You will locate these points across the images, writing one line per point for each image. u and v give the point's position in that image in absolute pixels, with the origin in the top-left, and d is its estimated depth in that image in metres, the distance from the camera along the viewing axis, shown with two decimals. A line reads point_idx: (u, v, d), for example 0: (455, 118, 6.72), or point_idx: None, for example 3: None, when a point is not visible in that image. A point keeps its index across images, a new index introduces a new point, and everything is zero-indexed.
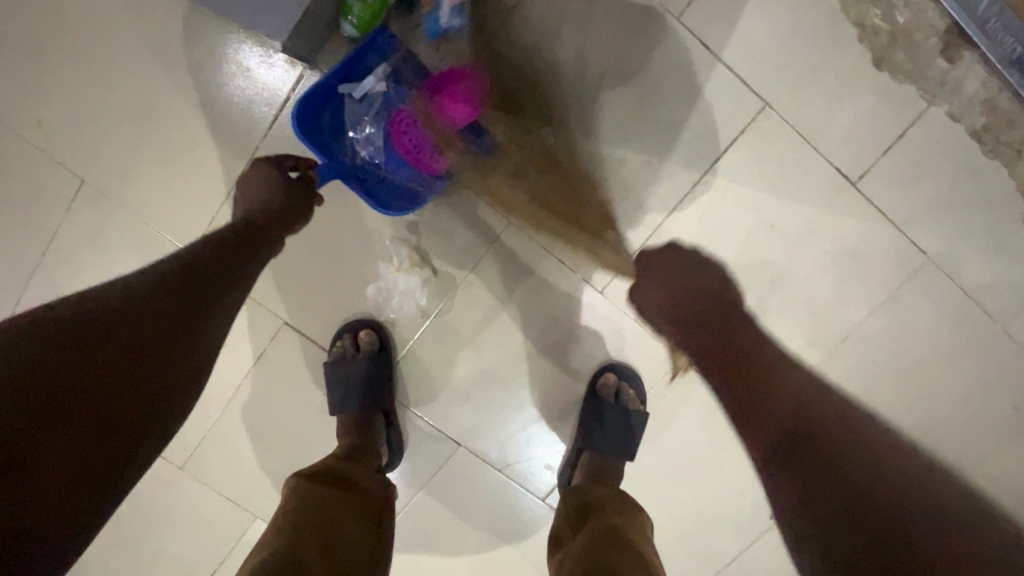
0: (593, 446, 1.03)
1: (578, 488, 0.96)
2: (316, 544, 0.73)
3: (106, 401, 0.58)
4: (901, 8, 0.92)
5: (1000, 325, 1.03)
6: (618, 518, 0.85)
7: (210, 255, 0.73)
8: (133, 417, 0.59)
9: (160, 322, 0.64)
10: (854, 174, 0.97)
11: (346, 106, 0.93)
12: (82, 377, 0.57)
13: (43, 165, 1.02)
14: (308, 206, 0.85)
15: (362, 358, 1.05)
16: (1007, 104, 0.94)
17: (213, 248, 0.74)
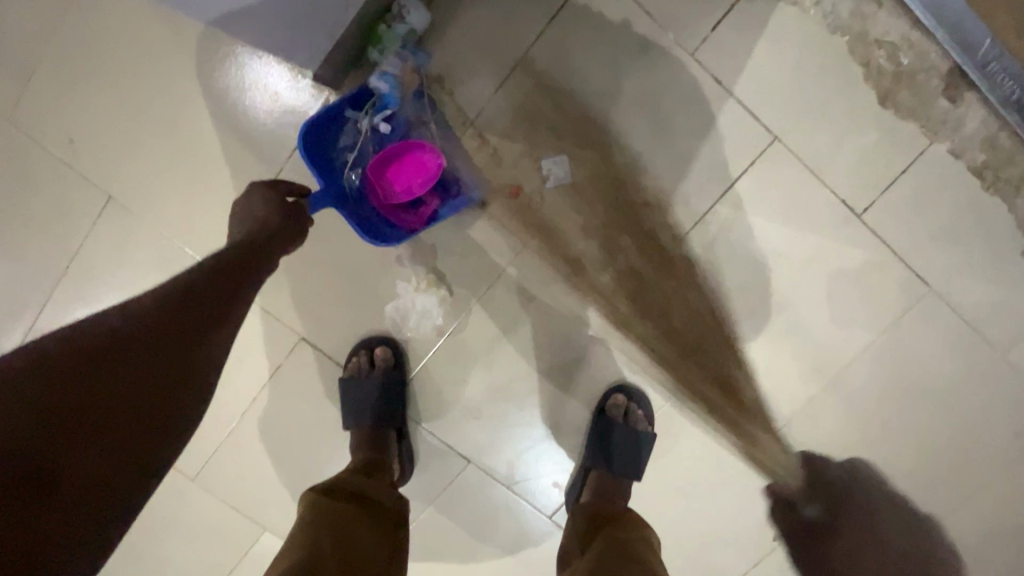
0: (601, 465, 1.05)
1: (586, 505, 0.98)
2: (331, 557, 0.75)
3: (107, 435, 0.59)
4: (905, 48, 0.95)
5: (999, 354, 1.06)
6: (626, 533, 0.87)
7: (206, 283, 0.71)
8: (135, 449, 0.61)
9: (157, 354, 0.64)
10: (859, 206, 1.00)
11: (348, 132, 0.97)
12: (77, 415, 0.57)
13: (71, 181, 1.04)
14: (302, 226, 0.84)
15: (377, 374, 1.07)
16: (1007, 142, 0.98)
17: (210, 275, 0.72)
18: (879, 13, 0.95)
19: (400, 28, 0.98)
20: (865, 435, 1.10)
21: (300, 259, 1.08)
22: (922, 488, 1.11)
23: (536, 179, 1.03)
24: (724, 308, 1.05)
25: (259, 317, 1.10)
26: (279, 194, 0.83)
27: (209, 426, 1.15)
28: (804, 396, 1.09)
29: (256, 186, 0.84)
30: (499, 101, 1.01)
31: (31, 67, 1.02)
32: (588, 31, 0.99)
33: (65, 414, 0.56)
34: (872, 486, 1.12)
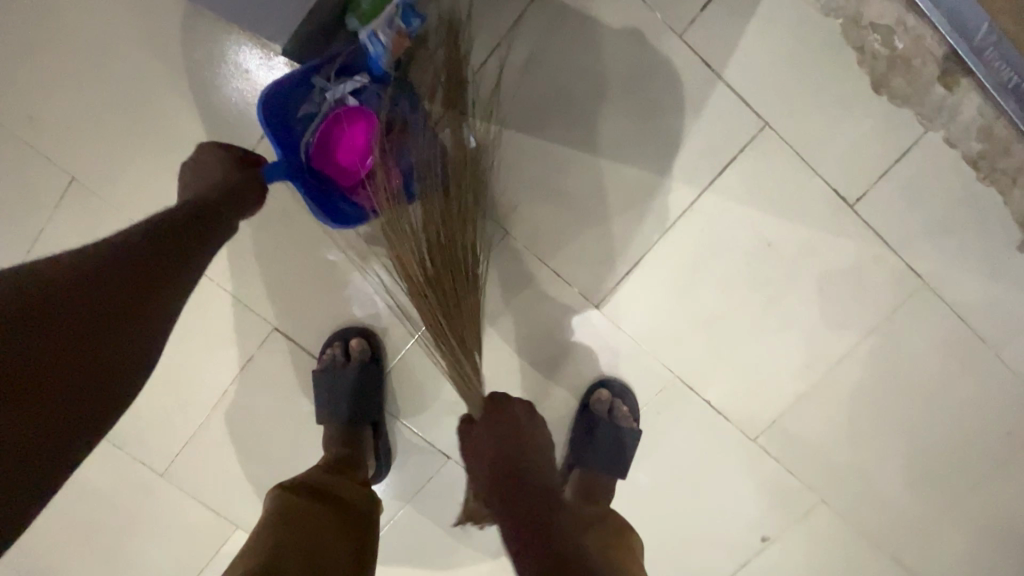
0: (584, 463, 1.02)
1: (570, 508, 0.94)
2: (296, 563, 0.71)
3: (32, 409, 0.54)
4: (899, 32, 0.92)
5: (992, 350, 1.03)
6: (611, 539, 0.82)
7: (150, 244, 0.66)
8: (67, 419, 0.57)
9: (93, 321, 0.59)
10: (852, 196, 0.97)
11: (315, 101, 0.91)
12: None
13: (33, 161, 1.00)
14: (257, 194, 0.82)
15: (352, 366, 1.02)
16: (1002, 131, 0.95)
17: (153, 235, 0.66)
18: None
19: None
20: (856, 433, 1.07)
21: (274, 246, 1.04)
22: (914, 487, 1.09)
23: (520, 166, 0.99)
24: (714, 301, 1.02)
25: (230, 306, 1.06)
26: (240, 164, 0.83)
27: (178, 420, 1.10)
28: (793, 392, 1.06)
29: (209, 147, 0.85)
30: (480, 82, 0.97)
31: None
32: (572, 12, 0.95)
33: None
34: (863, 487, 1.09)
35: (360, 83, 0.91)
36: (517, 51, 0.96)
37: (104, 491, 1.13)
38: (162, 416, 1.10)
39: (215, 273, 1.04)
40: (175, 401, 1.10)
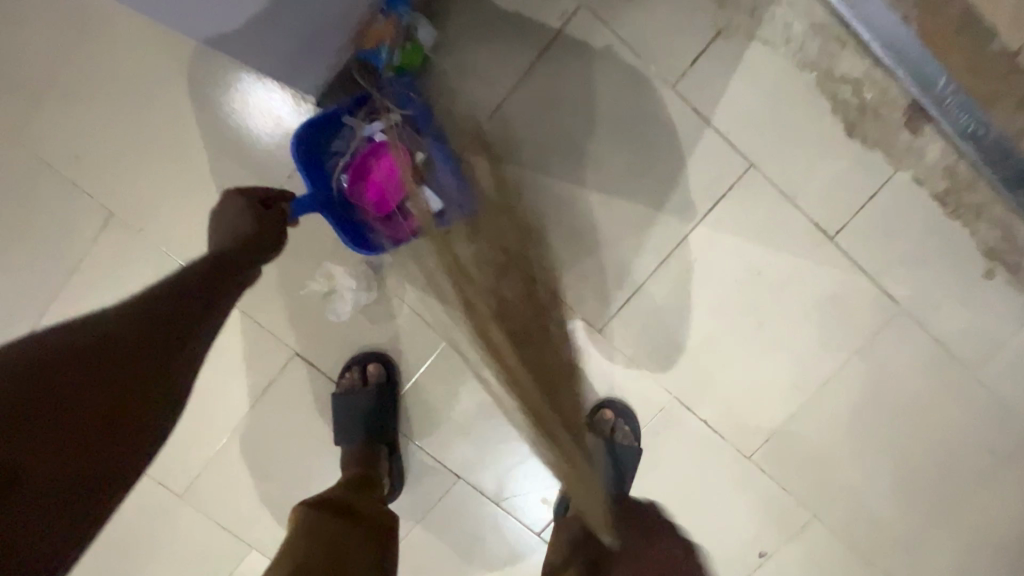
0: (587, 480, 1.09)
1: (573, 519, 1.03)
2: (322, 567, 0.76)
3: (77, 443, 0.57)
4: (870, 84, 1.00)
5: (966, 370, 1.11)
6: None
7: (191, 287, 0.71)
8: (107, 454, 0.59)
9: (145, 348, 0.63)
10: (831, 229, 1.06)
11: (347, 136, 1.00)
12: (42, 423, 0.55)
13: (73, 197, 1.07)
14: (278, 235, 0.85)
15: (370, 389, 1.08)
16: (966, 170, 1.04)
17: (194, 279, 0.72)
18: (845, 51, 0.99)
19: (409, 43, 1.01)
20: (846, 450, 1.13)
21: (297, 276, 1.11)
22: (902, 503, 1.15)
23: (525, 202, 1.08)
24: (708, 326, 1.09)
25: (253, 333, 1.12)
26: (258, 206, 0.85)
27: (199, 442, 1.15)
28: (784, 412, 1.12)
29: (224, 196, 0.86)
30: (493, 127, 1.06)
31: (37, 88, 1.05)
32: (572, 65, 1.04)
33: (34, 412, 0.55)
34: (855, 503, 1.15)
35: (391, 121, 0.99)
36: (522, 99, 1.06)
37: (125, 512, 1.17)
38: (184, 439, 1.15)
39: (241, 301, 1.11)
40: (196, 424, 1.14)
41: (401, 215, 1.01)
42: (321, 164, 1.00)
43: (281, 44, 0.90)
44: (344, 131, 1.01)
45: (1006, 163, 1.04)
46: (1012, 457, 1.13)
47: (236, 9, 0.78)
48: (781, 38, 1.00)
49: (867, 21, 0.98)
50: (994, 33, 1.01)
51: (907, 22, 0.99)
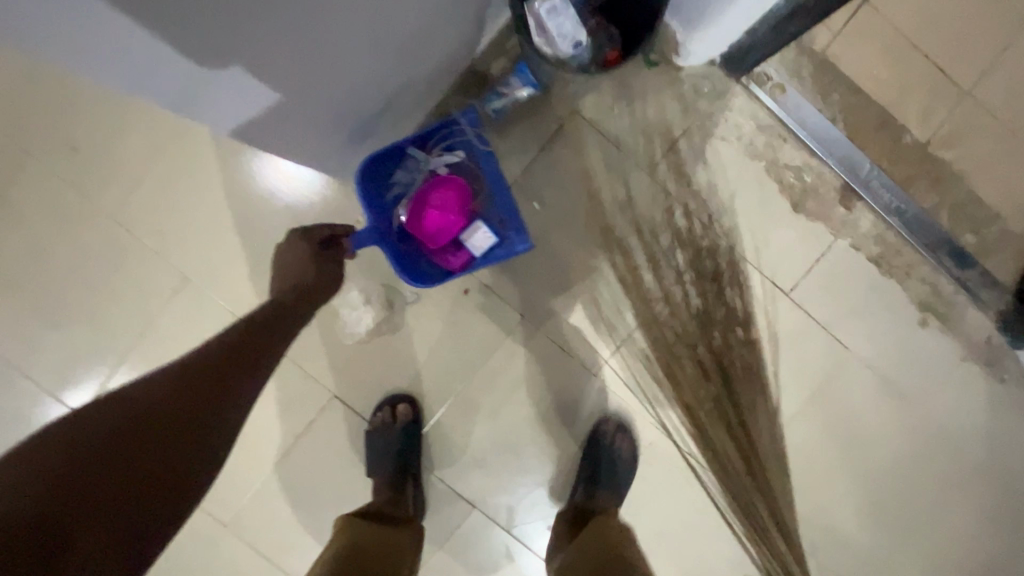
0: (590, 478, 1.24)
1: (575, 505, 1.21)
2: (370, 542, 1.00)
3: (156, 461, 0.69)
4: (808, 171, 1.24)
5: (911, 406, 1.29)
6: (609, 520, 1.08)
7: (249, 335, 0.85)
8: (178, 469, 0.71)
9: (206, 388, 0.76)
10: (787, 287, 1.27)
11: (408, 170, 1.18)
12: (127, 445, 0.67)
13: (156, 265, 1.29)
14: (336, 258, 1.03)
15: (399, 425, 1.25)
16: (893, 238, 1.26)
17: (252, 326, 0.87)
18: (786, 145, 1.23)
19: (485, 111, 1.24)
20: (812, 477, 1.30)
21: (337, 329, 1.30)
22: (864, 525, 1.30)
23: (532, 266, 1.28)
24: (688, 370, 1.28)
25: (299, 378, 1.30)
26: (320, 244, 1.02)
27: (247, 475, 1.31)
28: (757, 444, 1.29)
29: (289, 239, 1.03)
30: None
31: (131, 176, 1.28)
32: (568, 155, 1.26)
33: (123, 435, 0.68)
34: (823, 526, 1.31)
35: (452, 162, 1.20)
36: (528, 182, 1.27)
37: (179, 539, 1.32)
38: (234, 472, 1.31)
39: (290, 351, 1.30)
40: (247, 459, 1.31)
41: (449, 247, 1.18)
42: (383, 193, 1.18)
43: (296, 133, 0.94)
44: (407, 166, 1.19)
45: (927, 231, 1.26)
46: (961, 481, 1.30)
47: (247, 111, 0.79)
48: (735, 135, 1.23)
49: (802, 122, 1.22)
50: (905, 129, 1.25)
51: (835, 122, 1.23)
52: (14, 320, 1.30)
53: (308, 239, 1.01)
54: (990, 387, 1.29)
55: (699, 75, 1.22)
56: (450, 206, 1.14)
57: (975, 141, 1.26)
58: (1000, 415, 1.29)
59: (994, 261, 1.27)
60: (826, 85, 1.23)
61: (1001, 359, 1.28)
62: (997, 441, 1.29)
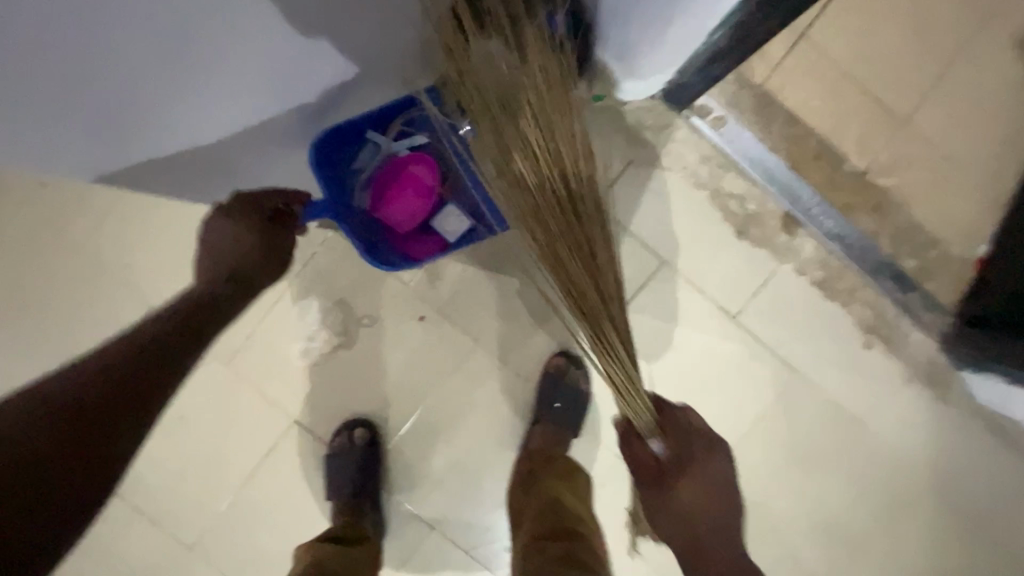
0: (545, 421, 1.28)
1: (528, 452, 1.25)
2: (331, 558, 1.08)
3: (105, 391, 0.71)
4: (750, 200, 1.28)
5: (859, 424, 1.32)
6: (561, 486, 1.14)
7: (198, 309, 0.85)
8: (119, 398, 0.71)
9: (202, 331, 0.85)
10: (734, 310, 1.30)
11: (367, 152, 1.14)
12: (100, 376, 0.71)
13: (125, 296, 1.33)
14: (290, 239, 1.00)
15: (357, 449, 1.29)
16: (836, 262, 1.30)
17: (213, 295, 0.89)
18: (728, 175, 1.28)
19: None
20: (765, 496, 1.33)
21: (297, 356, 1.32)
22: (817, 541, 1.33)
23: (486, 293, 1.32)
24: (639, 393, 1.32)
25: (261, 403, 1.33)
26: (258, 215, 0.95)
27: (210, 499, 1.34)
28: None
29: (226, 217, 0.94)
30: None
31: (95, 210, 1.31)
32: None
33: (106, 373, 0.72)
34: (776, 542, 1.34)
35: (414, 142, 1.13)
36: None
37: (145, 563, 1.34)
38: (198, 496, 1.34)
39: (252, 377, 1.33)
40: (210, 483, 1.34)
41: (417, 233, 1.19)
42: (343, 175, 1.14)
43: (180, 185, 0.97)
44: (366, 147, 1.14)
45: (868, 256, 1.30)
46: (911, 497, 1.33)
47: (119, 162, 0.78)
48: (679, 166, 1.27)
49: (742, 153, 1.27)
50: (844, 158, 1.30)
51: (774, 152, 1.28)
52: None
53: (259, 216, 0.95)
54: (936, 405, 1.32)
55: (644, 108, 1.26)
56: (415, 193, 1.13)
57: (911, 167, 1.31)
58: (946, 432, 1.32)
59: (934, 284, 1.31)
60: (766, 116, 1.28)
61: (944, 377, 1.32)
62: (944, 457, 1.32)
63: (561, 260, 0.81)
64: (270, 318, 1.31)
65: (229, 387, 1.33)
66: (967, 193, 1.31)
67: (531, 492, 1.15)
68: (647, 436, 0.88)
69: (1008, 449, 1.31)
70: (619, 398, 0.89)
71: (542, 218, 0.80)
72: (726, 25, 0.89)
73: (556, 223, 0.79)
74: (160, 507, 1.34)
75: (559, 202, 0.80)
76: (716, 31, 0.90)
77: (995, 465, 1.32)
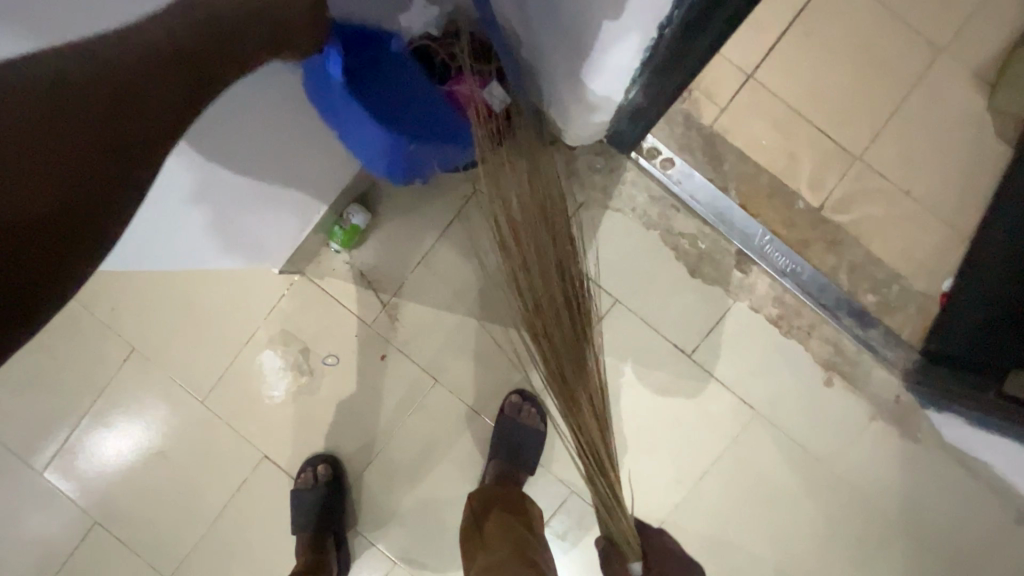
0: (497, 457, 1.29)
1: (483, 487, 1.24)
2: None
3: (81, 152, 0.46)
4: (702, 238, 1.30)
5: (822, 463, 1.30)
6: (507, 521, 1.14)
7: (160, 64, 0.51)
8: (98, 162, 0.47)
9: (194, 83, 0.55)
10: (689, 347, 1.31)
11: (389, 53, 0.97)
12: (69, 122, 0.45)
13: (105, 338, 1.37)
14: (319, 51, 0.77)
15: (319, 487, 1.32)
16: (793, 299, 1.29)
17: (191, 56, 0.54)
18: (680, 214, 1.30)
19: (348, 225, 1.30)
20: (727, 535, 1.31)
21: (268, 394, 1.39)
22: None
23: (445, 331, 1.36)
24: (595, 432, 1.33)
25: (233, 437, 1.39)
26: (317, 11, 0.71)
27: (185, 529, 1.40)
28: (671, 503, 1.32)
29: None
30: (415, 277, 1.36)
31: None
32: (475, 231, 1.35)
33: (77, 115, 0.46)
34: None
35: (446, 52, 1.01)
36: (439, 255, 1.36)
37: None
38: (175, 526, 1.40)
39: (225, 413, 1.39)
40: (186, 514, 1.40)
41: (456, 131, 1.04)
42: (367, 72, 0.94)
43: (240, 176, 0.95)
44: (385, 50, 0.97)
45: (825, 292, 1.29)
46: (880, 538, 1.29)
47: None
48: (629, 207, 1.30)
49: (691, 194, 1.29)
50: (797, 196, 1.30)
51: (725, 190, 1.30)
52: None
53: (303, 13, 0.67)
54: (902, 444, 1.29)
55: (592, 152, 1.28)
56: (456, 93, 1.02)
57: (868, 203, 1.30)
58: (915, 472, 1.29)
59: (896, 320, 1.29)
60: (716, 157, 1.30)
61: (910, 414, 1.29)
62: (914, 497, 1.29)
63: (568, 378, 0.96)
64: (241, 358, 1.38)
65: (206, 424, 1.39)
66: (928, 228, 1.29)
67: (482, 533, 1.13)
68: (623, 547, 0.97)
69: (980, 489, 1.27)
70: (603, 515, 0.99)
71: (550, 336, 0.95)
72: (637, 86, 0.95)
73: (563, 340, 0.95)
74: (140, 538, 1.40)
75: (568, 321, 0.96)
76: (630, 90, 0.96)
77: (967, 506, 1.27)
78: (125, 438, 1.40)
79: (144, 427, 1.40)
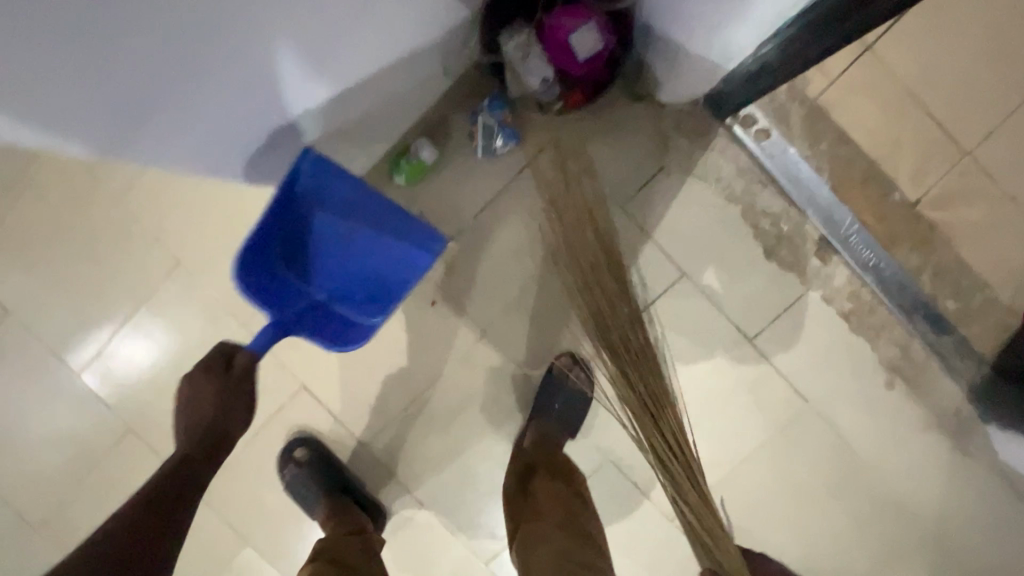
0: (540, 419, 1.27)
1: (523, 450, 1.21)
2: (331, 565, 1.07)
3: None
4: (785, 219, 1.22)
5: (868, 465, 1.27)
6: (554, 491, 1.11)
7: (142, 512, 0.84)
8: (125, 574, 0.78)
9: (170, 501, 0.88)
10: (750, 332, 1.26)
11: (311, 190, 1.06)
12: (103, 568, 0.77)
13: (154, 247, 1.34)
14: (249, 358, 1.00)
15: (305, 468, 1.33)
16: (868, 295, 1.23)
17: (155, 501, 0.87)
18: (766, 190, 1.22)
19: (415, 160, 1.24)
20: (757, 523, 1.30)
21: None
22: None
23: (500, 284, 1.31)
24: None
25: (274, 364, 1.37)
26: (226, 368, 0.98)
27: None
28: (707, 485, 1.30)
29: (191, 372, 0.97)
30: (476, 225, 1.30)
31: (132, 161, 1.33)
32: None
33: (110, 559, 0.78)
34: None
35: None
36: (503, 203, 1.29)
37: None
38: None
39: None
40: None
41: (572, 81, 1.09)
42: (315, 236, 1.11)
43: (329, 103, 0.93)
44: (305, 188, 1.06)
45: (903, 292, 1.23)
46: (910, 545, 1.28)
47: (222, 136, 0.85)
48: (713, 176, 1.22)
49: (782, 170, 1.21)
50: (894, 185, 1.22)
51: (819, 171, 1.22)
52: (20, 280, 1.37)
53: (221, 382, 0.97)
54: (953, 457, 1.26)
55: (684, 113, 1.21)
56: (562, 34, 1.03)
57: (969, 203, 1.21)
58: (959, 487, 1.26)
59: (972, 330, 1.23)
60: (815, 133, 1.21)
61: (967, 427, 1.25)
62: (954, 510, 1.27)
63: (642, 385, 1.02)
64: None
65: None
66: None
67: (529, 499, 1.10)
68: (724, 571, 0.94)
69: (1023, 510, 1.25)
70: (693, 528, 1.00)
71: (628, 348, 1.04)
72: (774, 41, 0.87)
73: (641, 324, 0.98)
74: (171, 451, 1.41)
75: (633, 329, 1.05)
76: (765, 45, 0.89)
77: (1006, 526, 1.26)
78: (160, 352, 1.37)
79: (146, 351, 1.37)
